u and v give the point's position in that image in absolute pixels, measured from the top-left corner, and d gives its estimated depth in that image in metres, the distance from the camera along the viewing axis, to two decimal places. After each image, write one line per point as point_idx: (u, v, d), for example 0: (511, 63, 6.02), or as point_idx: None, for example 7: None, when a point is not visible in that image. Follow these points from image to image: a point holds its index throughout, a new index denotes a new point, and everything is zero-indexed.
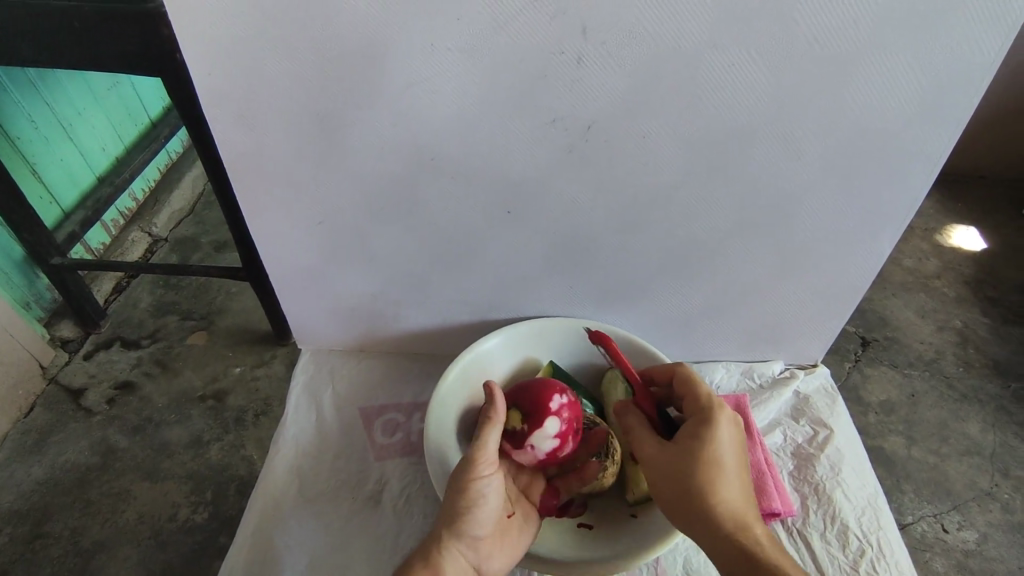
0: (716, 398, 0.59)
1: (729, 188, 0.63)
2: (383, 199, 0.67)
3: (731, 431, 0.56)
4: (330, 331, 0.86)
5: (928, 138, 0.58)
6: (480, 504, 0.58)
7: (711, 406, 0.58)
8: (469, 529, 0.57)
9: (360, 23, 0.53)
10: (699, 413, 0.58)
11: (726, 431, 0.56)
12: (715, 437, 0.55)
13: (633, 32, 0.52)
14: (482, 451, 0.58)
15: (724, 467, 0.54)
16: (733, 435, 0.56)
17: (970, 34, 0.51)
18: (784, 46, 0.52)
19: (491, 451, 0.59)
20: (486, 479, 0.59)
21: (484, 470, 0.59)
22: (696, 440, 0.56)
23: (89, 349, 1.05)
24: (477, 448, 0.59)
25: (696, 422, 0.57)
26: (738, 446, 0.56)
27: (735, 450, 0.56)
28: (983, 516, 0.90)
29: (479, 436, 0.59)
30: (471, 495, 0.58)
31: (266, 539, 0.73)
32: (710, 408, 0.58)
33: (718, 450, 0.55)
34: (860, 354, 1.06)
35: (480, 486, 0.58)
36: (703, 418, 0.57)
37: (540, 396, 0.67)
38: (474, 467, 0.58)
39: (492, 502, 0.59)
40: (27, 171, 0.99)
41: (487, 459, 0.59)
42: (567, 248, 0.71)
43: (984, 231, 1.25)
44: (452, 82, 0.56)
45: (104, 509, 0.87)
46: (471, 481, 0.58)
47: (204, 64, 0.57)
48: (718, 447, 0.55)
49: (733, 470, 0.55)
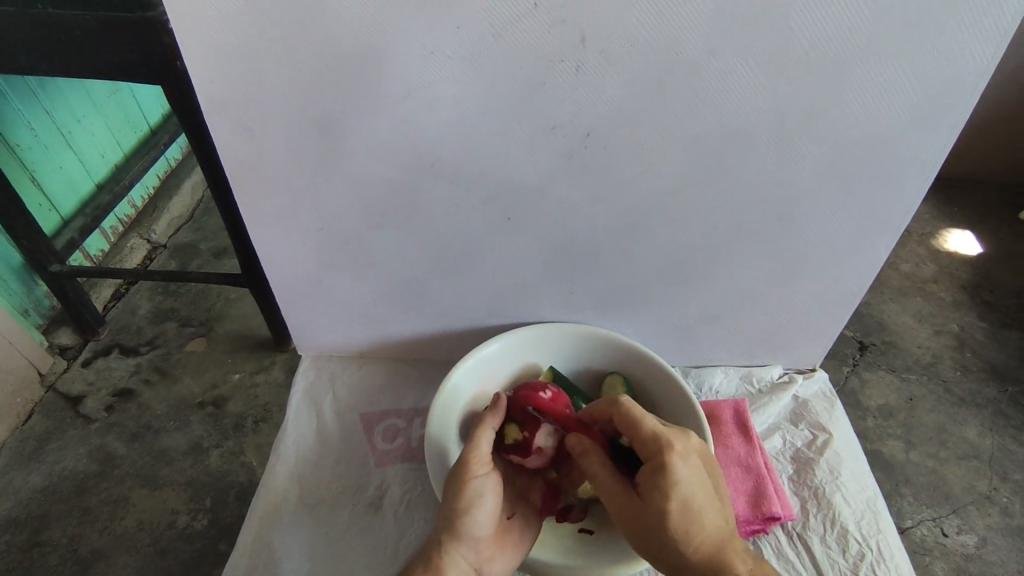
0: (665, 436, 0.56)
1: (727, 195, 0.64)
2: (384, 206, 0.67)
3: (688, 470, 0.54)
4: (330, 338, 0.86)
5: (923, 145, 0.59)
6: (478, 506, 0.58)
7: (663, 450, 0.55)
8: (467, 529, 0.57)
9: (361, 32, 0.53)
10: (654, 459, 0.55)
11: (684, 473, 0.54)
12: (676, 483, 0.53)
13: (632, 41, 0.53)
14: (476, 451, 0.60)
15: (692, 513, 0.53)
16: (692, 473, 0.55)
17: (964, 42, 0.52)
18: (780, 55, 0.53)
19: (485, 451, 0.60)
20: (481, 478, 0.59)
21: (478, 470, 0.59)
22: (659, 492, 0.53)
23: (88, 356, 1.05)
24: (471, 450, 0.60)
25: (651, 471, 0.55)
26: (701, 482, 0.55)
27: (699, 488, 0.54)
28: (982, 520, 0.90)
29: (474, 440, 0.61)
30: (467, 494, 0.58)
31: (265, 546, 0.73)
32: (661, 451, 0.55)
33: (684, 495, 0.53)
34: (858, 358, 1.06)
35: (475, 485, 0.58)
36: (658, 466, 0.54)
37: (525, 404, 0.68)
38: (469, 466, 0.59)
39: (490, 502, 0.59)
40: (26, 179, 0.99)
41: (482, 459, 0.60)
42: (567, 255, 0.71)
43: (980, 236, 1.26)
44: (452, 90, 0.57)
45: (103, 517, 0.87)
46: (466, 480, 0.58)
47: (206, 73, 0.57)
48: (682, 493, 0.53)
49: (702, 509, 0.54)
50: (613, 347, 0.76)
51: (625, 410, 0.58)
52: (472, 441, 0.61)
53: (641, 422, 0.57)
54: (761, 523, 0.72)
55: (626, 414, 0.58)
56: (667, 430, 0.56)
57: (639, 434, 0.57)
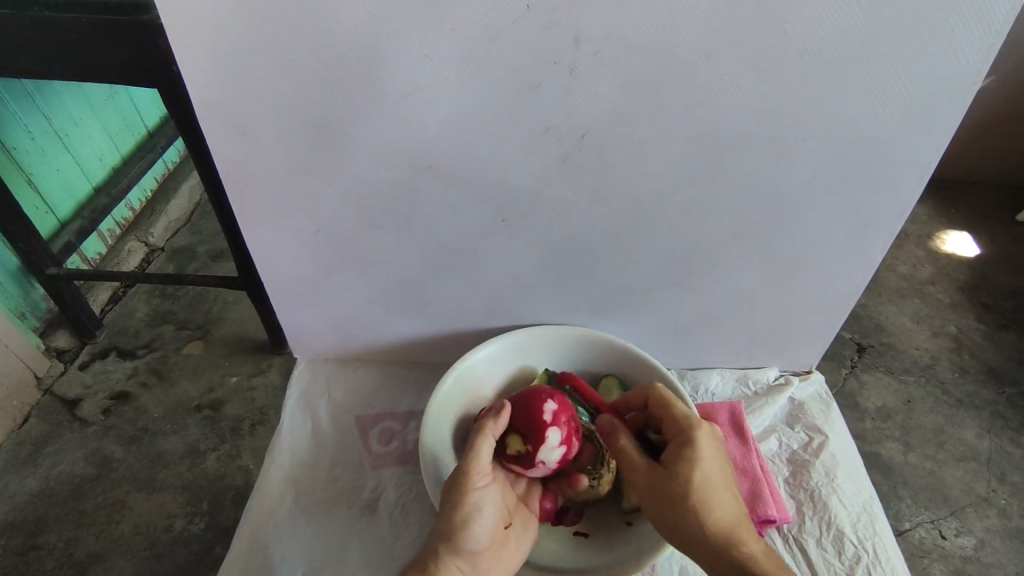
0: (695, 417, 0.59)
1: (722, 197, 0.64)
2: (380, 209, 0.67)
3: (713, 448, 0.57)
4: (327, 340, 0.86)
5: (917, 146, 0.59)
6: (477, 517, 0.58)
7: (691, 426, 0.58)
8: (464, 542, 0.57)
9: (355, 35, 0.53)
10: (680, 435, 0.58)
11: (709, 449, 0.57)
12: (701, 456, 0.56)
13: (626, 43, 0.53)
14: (473, 461, 0.60)
15: (711, 485, 0.55)
16: (717, 453, 0.57)
17: (956, 43, 0.52)
18: (773, 56, 0.53)
19: (483, 461, 0.61)
20: (478, 489, 0.59)
21: (475, 481, 0.59)
22: (683, 462, 0.56)
23: (85, 359, 1.05)
24: (471, 460, 0.60)
25: (677, 443, 0.57)
26: (723, 462, 0.57)
27: (720, 467, 0.56)
28: (980, 522, 0.90)
29: (473, 449, 0.61)
30: (464, 506, 0.58)
31: (261, 550, 0.73)
32: (689, 428, 0.58)
33: (706, 468, 0.55)
34: (855, 360, 1.06)
35: (472, 496, 0.58)
36: (685, 440, 0.57)
37: (531, 414, 0.65)
38: (465, 476, 0.59)
39: (487, 514, 0.58)
40: (23, 182, 0.99)
41: (479, 469, 0.60)
42: (563, 257, 0.71)
43: (978, 237, 1.26)
44: (447, 92, 0.57)
45: (99, 520, 0.87)
46: (463, 491, 0.58)
47: (201, 76, 0.57)
48: (704, 467, 0.55)
49: (722, 486, 0.55)
50: (608, 350, 0.76)
51: (660, 394, 0.62)
52: (471, 449, 0.61)
53: (674, 404, 0.61)
54: (757, 526, 0.72)
55: (660, 398, 0.62)
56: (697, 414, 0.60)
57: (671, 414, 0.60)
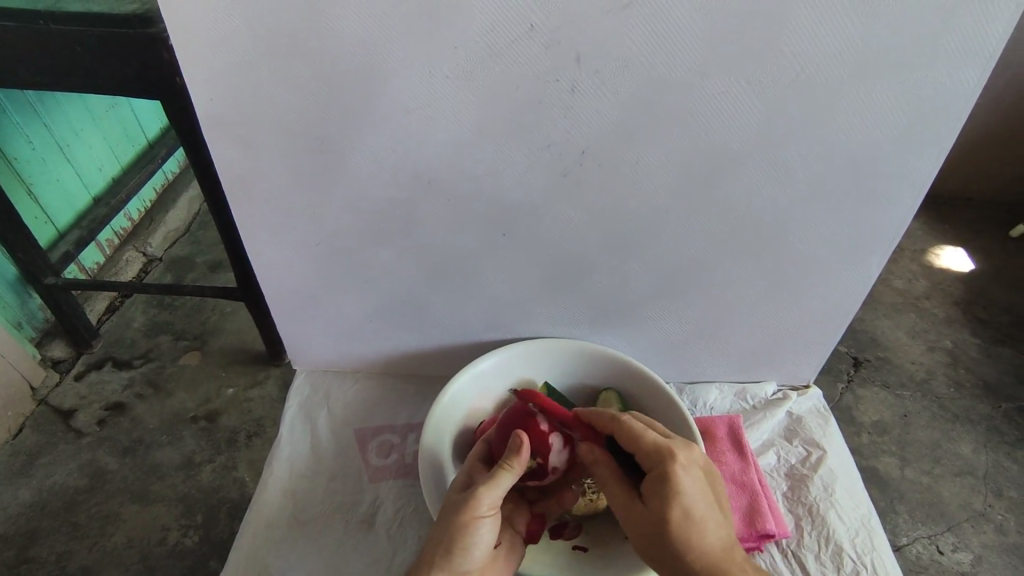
0: (665, 445, 0.55)
1: (720, 213, 0.64)
2: (381, 222, 0.68)
3: (692, 479, 0.54)
4: (326, 352, 0.86)
5: (911, 165, 0.60)
6: (474, 547, 0.54)
7: (665, 459, 0.54)
8: (459, 569, 0.54)
9: (360, 50, 0.54)
10: (657, 469, 0.55)
11: (688, 484, 0.54)
12: (681, 492, 0.53)
13: (627, 62, 0.54)
14: (487, 494, 0.55)
15: (694, 520, 0.53)
16: (696, 484, 0.54)
17: (949, 66, 0.53)
18: (770, 76, 0.54)
19: (496, 495, 0.56)
20: (485, 523, 0.55)
21: (484, 514, 0.55)
22: (662, 500, 0.53)
23: (80, 369, 1.05)
24: (487, 490, 0.55)
25: (656, 480, 0.54)
26: (704, 493, 0.54)
27: (701, 498, 0.54)
28: (977, 537, 0.90)
29: (492, 479, 0.56)
30: (468, 534, 0.54)
31: (256, 564, 0.72)
32: (665, 460, 0.54)
33: (687, 504, 0.53)
34: (852, 374, 1.07)
35: (478, 529, 0.54)
36: (662, 475, 0.54)
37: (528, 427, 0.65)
38: (475, 508, 0.54)
39: (486, 546, 0.55)
40: (23, 192, 1.00)
41: (491, 502, 0.55)
42: (563, 271, 0.71)
43: (972, 253, 1.27)
44: (449, 108, 0.58)
45: (93, 533, 0.86)
46: (469, 522, 0.54)
47: (206, 90, 0.58)
48: (685, 503, 0.53)
49: (705, 518, 0.53)
50: (609, 363, 0.76)
51: (627, 424, 0.58)
52: (490, 478, 0.56)
53: (642, 434, 0.57)
54: (756, 541, 0.71)
55: (625, 429, 0.58)
56: (668, 440, 0.56)
57: (639, 445, 0.57)
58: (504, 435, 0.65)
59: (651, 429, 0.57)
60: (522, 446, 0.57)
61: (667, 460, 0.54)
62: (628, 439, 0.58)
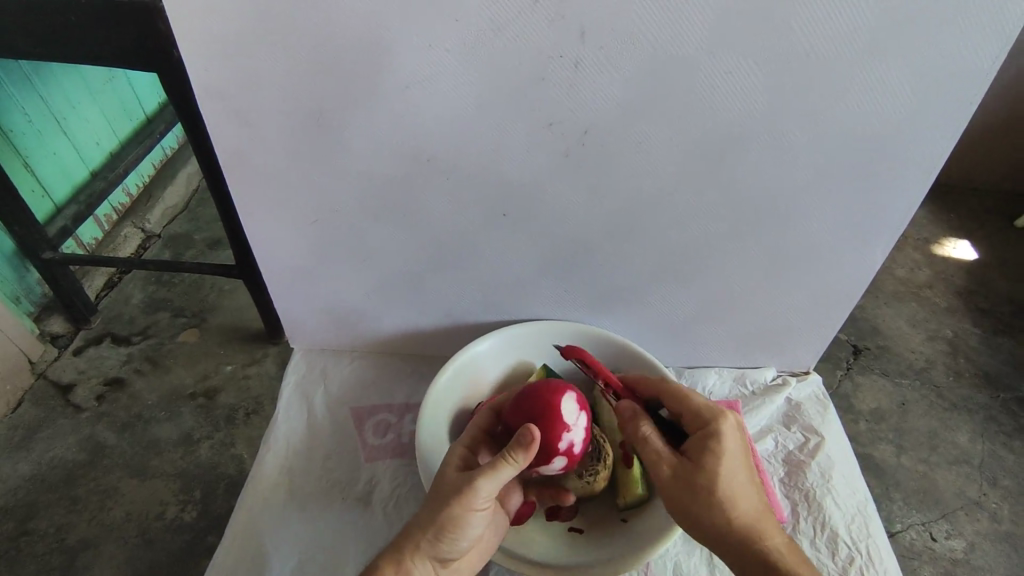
0: (717, 407, 0.57)
1: (725, 194, 0.63)
2: (379, 200, 0.67)
3: (738, 441, 0.55)
4: (324, 331, 0.85)
5: (922, 147, 0.58)
6: (463, 534, 0.53)
7: (717, 418, 0.55)
8: (444, 552, 0.54)
9: (358, 22, 0.53)
10: (706, 428, 0.55)
11: (735, 443, 0.54)
12: (729, 449, 0.54)
13: (633, 38, 0.52)
14: (484, 486, 0.53)
15: (735, 479, 0.53)
16: (741, 445, 0.55)
17: (967, 45, 0.52)
18: (779, 54, 0.53)
19: (494, 485, 0.54)
20: (478, 513, 0.54)
21: (479, 504, 0.53)
22: (711, 454, 0.53)
23: (79, 344, 1.04)
24: (481, 484, 0.53)
25: (704, 438, 0.55)
26: (745, 454, 0.55)
27: (743, 459, 0.54)
28: (971, 525, 0.90)
29: (489, 471, 0.53)
30: (460, 521, 0.53)
31: (254, 539, 0.73)
32: (716, 420, 0.55)
33: (733, 462, 0.53)
34: (851, 362, 1.07)
35: (469, 519, 0.53)
36: (713, 432, 0.54)
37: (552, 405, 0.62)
38: (470, 499, 0.53)
39: (474, 535, 0.55)
40: (20, 165, 0.98)
41: (488, 494, 0.54)
42: (564, 252, 0.71)
43: (976, 242, 1.26)
44: (451, 85, 0.56)
45: (91, 507, 0.87)
46: (463, 512, 0.53)
47: (200, 62, 0.57)
48: (733, 460, 0.53)
49: (744, 483, 0.54)
50: (609, 347, 0.76)
51: (675, 390, 0.60)
52: (488, 470, 0.53)
53: (691, 398, 0.58)
54: None
55: (676, 393, 0.60)
56: (717, 404, 0.57)
57: (687, 406, 0.58)
58: (519, 407, 0.63)
59: (697, 396, 0.59)
60: (531, 441, 0.53)
61: (717, 419, 0.55)
62: (677, 403, 0.59)
